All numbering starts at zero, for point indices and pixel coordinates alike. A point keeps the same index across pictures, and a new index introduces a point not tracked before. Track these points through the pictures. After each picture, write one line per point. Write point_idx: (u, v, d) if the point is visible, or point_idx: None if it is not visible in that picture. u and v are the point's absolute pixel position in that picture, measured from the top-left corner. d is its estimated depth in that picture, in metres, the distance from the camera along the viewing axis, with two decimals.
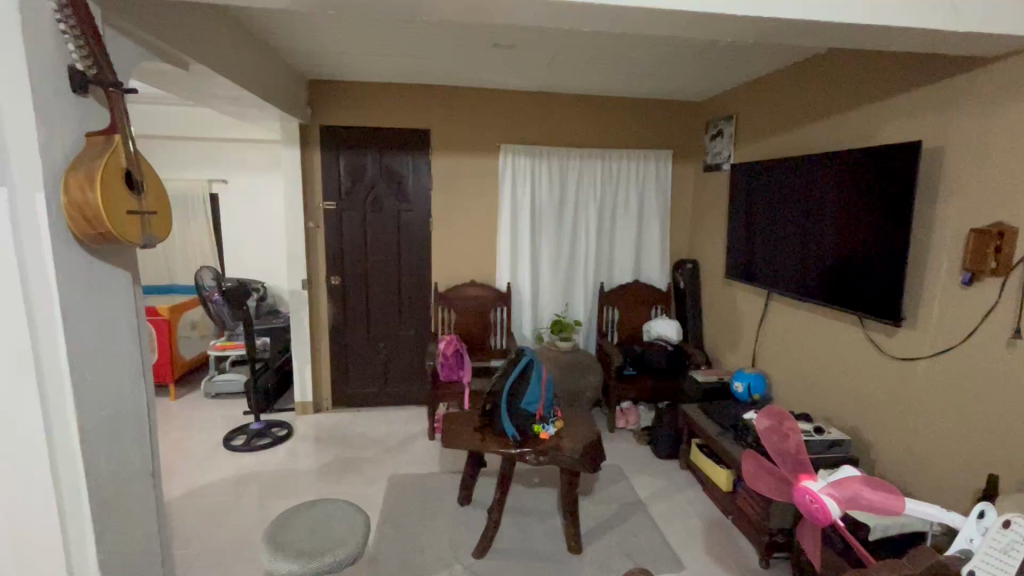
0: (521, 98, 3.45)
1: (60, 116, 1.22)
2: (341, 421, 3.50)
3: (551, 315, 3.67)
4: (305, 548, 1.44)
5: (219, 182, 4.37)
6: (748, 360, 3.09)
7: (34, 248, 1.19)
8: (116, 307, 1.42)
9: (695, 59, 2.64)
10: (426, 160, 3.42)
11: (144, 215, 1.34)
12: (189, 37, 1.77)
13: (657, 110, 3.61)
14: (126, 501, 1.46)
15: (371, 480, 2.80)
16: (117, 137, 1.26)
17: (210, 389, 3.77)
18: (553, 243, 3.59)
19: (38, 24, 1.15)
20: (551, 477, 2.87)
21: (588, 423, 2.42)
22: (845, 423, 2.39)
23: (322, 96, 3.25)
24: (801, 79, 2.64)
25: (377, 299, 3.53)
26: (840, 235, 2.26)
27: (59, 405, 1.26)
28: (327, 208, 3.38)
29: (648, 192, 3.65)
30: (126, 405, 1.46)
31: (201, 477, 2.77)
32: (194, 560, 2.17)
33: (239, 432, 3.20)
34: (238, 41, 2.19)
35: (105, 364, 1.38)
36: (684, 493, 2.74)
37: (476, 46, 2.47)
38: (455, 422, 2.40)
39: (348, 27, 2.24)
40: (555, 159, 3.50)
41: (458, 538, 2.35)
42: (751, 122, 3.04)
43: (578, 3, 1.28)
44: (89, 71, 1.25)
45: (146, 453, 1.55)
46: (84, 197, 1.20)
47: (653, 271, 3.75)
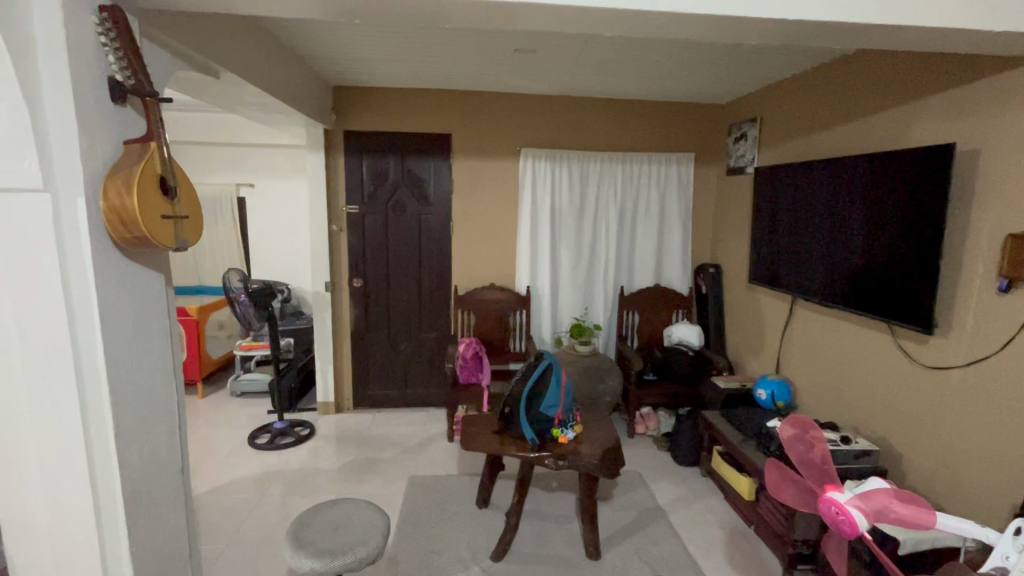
0: (542, 103, 3.46)
1: (100, 124, 1.27)
2: (362, 421, 3.54)
3: (570, 319, 3.67)
4: (327, 547, 1.47)
5: (246, 186, 4.48)
6: (772, 366, 3.03)
7: (77, 252, 1.24)
8: (149, 308, 1.47)
9: (719, 62, 2.60)
10: (447, 165, 3.45)
11: (177, 219, 1.39)
12: (219, 46, 1.82)
13: (679, 113, 3.58)
14: (156, 496, 1.50)
15: (391, 480, 2.83)
16: (152, 145, 1.31)
17: (236, 388, 3.86)
18: (573, 247, 3.59)
19: (81, 38, 1.21)
20: (569, 481, 2.86)
21: (607, 429, 2.41)
22: (873, 433, 2.32)
23: (346, 102, 3.31)
24: (827, 80, 2.59)
25: (398, 301, 3.57)
26: (869, 239, 2.21)
27: (97, 403, 1.31)
28: (349, 212, 3.43)
29: (669, 195, 3.62)
30: (158, 403, 1.52)
31: (227, 474, 2.84)
32: (220, 555, 2.23)
33: (263, 431, 3.27)
34: (266, 50, 2.25)
35: (140, 363, 1.43)
36: (704, 501, 2.70)
37: (498, 52, 2.49)
38: (473, 425, 2.41)
39: (370, 34, 2.28)
40: (574, 163, 3.50)
41: (476, 541, 2.36)
42: (776, 124, 2.99)
43: (601, 8, 1.29)
44: (127, 81, 1.30)
45: (176, 450, 1.60)
46: (122, 203, 1.26)
47: (674, 275, 3.71)
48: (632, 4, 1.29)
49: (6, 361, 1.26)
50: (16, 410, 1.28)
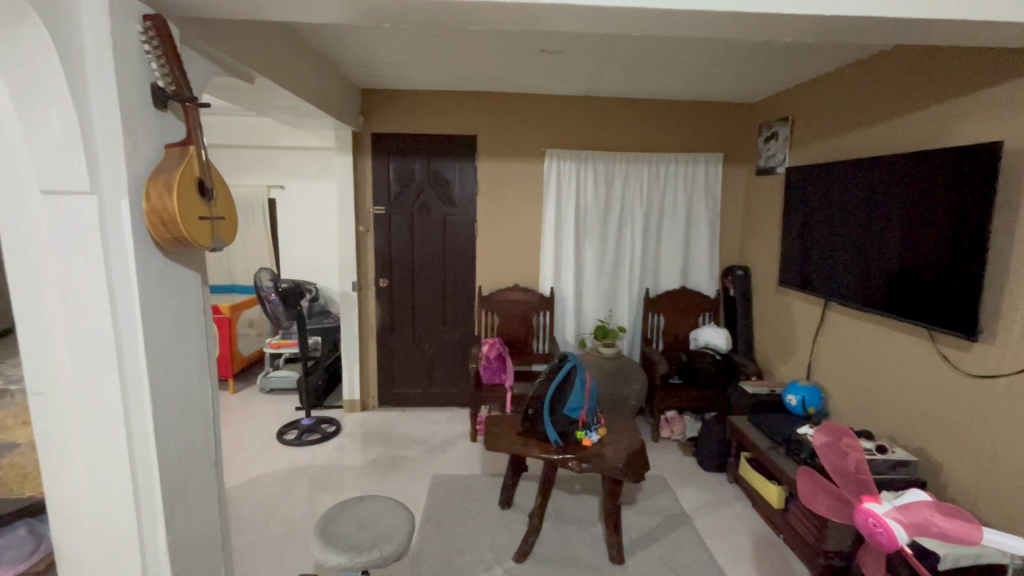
0: (568, 103, 3.45)
1: (143, 128, 1.32)
2: (387, 420, 3.59)
3: (594, 320, 3.64)
4: (354, 543, 1.49)
5: (277, 187, 4.59)
6: (802, 371, 2.95)
7: (120, 252, 1.29)
8: (187, 306, 1.52)
9: (750, 60, 2.55)
10: (473, 166, 3.47)
11: (214, 220, 1.43)
12: (254, 52, 1.88)
13: (707, 113, 3.52)
14: (191, 489, 1.55)
15: (415, 479, 2.86)
16: (192, 148, 1.36)
17: (265, 384, 3.95)
18: (598, 248, 3.56)
19: (126, 46, 1.26)
20: (592, 484, 2.84)
21: (631, 432, 2.38)
22: (910, 442, 2.24)
23: (374, 105, 3.37)
24: (864, 78, 2.51)
25: (422, 301, 3.61)
26: (908, 240, 2.13)
27: (138, 397, 1.36)
28: (376, 213, 3.48)
29: (697, 196, 3.56)
30: (195, 398, 1.57)
31: (257, 469, 2.91)
32: (250, 547, 2.28)
33: (291, 427, 3.34)
34: (298, 54, 2.30)
35: (177, 361, 1.48)
36: (731, 508, 2.64)
37: (524, 53, 2.48)
38: (496, 426, 2.42)
39: (399, 38, 2.30)
40: (600, 163, 3.47)
41: (499, 542, 2.36)
42: (808, 123, 2.91)
43: (630, 8, 1.28)
44: (168, 86, 1.35)
45: (210, 444, 1.65)
46: (162, 205, 1.30)
47: (701, 277, 3.65)
48: (662, 4, 1.27)
49: (55, 356, 1.32)
50: (64, 403, 1.35)
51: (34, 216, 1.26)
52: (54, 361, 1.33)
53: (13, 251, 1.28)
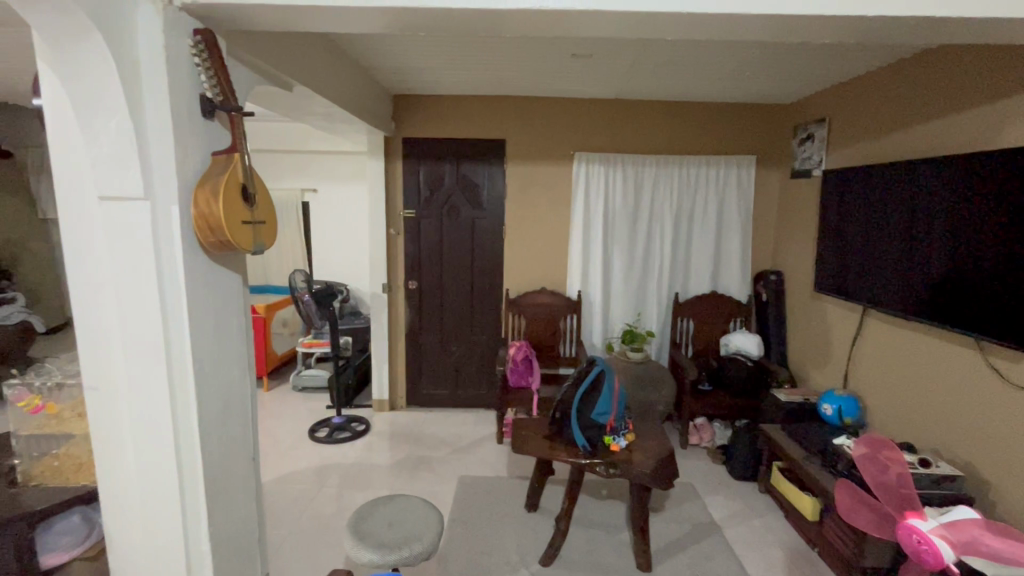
0: (597, 107, 3.44)
1: (193, 137, 1.38)
2: (415, 420, 3.64)
3: (622, 324, 3.61)
4: (385, 540, 1.51)
5: (310, 191, 4.71)
6: (839, 380, 2.86)
7: (168, 255, 1.36)
8: (229, 306, 1.58)
9: (786, 61, 2.50)
10: (501, 169, 3.49)
11: (256, 224, 1.49)
12: (294, 62, 1.94)
13: (739, 114, 3.46)
14: (231, 483, 1.61)
15: (442, 479, 2.89)
16: (236, 155, 1.42)
17: (298, 382, 4.06)
18: (626, 251, 3.54)
19: (178, 60, 1.32)
20: (620, 490, 2.82)
21: (660, 439, 2.36)
22: (956, 457, 2.14)
23: (405, 110, 3.43)
24: (906, 78, 2.42)
25: (450, 303, 3.65)
26: (955, 246, 2.05)
27: (183, 393, 1.42)
28: (406, 216, 3.54)
29: (728, 200, 3.50)
30: (236, 394, 1.63)
31: (290, 465, 3.00)
32: (283, 542, 2.35)
33: (323, 425, 3.42)
34: (334, 62, 2.36)
35: (220, 359, 1.54)
36: (763, 519, 2.58)
37: (554, 57, 2.49)
38: (524, 429, 2.43)
39: (431, 45, 2.34)
40: (629, 167, 3.45)
41: (525, 545, 2.36)
42: (847, 124, 2.83)
43: (661, 12, 1.28)
44: (216, 97, 1.42)
45: (250, 439, 1.71)
46: (210, 210, 1.36)
47: (732, 281, 3.58)
48: (694, 9, 1.27)
49: (109, 353, 1.40)
50: (115, 397, 1.42)
51: (91, 221, 1.34)
52: (107, 358, 1.40)
53: (71, 252, 1.36)
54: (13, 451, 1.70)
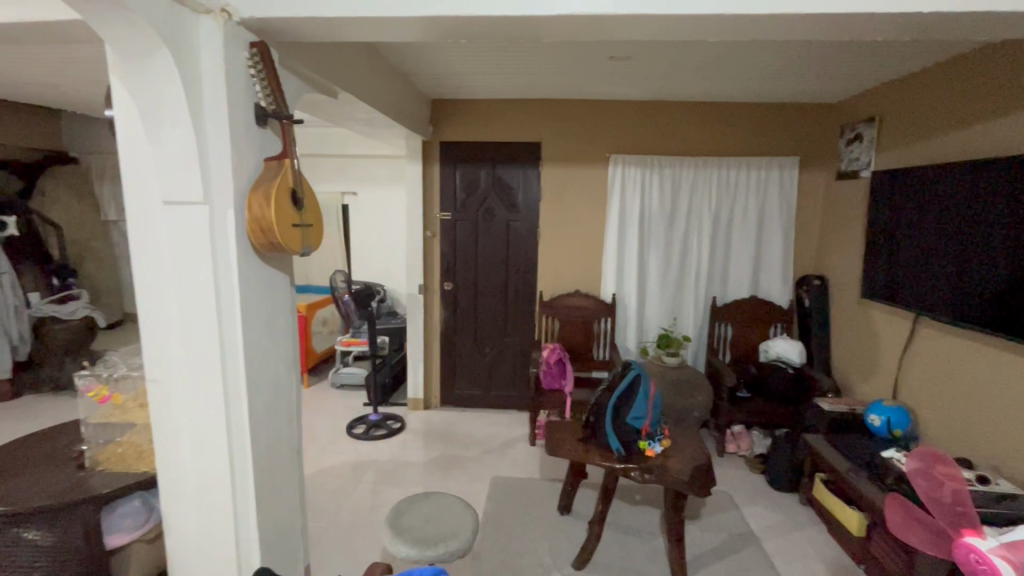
0: (634, 108, 3.41)
1: (248, 144, 1.46)
2: (449, 419, 3.69)
3: (657, 329, 3.57)
4: (422, 536, 1.54)
5: (350, 194, 4.85)
6: (888, 390, 2.74)
7: (224, 256, 1.43)
8: (278, 305, 1.66)
9: (834, 59, 2.42)
10: (536, 172, 3.51)
11: (303, 227, 1.55)
12: (340, 70, 2.01)
13: (782, 114, 3.36)
14: (277, 474, 1.68)
15: (475, 478, 2.93)
16: (287, 161, 1.49)
17: (336, 380, 4.18)
18: (662, 255, 3.49)
19: (236, 72, 1.40)
20: (654, 496, 2.78)
21: (696, 445, 2.32)
22: (1017, 475, 2.02)
23: (443, 115, 3.49)
24: (963, 74, 2.31)
25: (485, 304, 3.69)
26: (1015, 251, 1.94)
27: (235, 387, 1.50)
28: (443, 218, 3.60)
29: (769, 203, 3.41)
30: (282, 390, 1.70)
31: (329, 459, 3.09)
32: (322, 534, 2.43)
33: (360, 422, 3.51)
34: (377, 69, 2.43)
35: (269, 355, 1.61)
36: (803, 532, 2.50)
37: (592, 60, 2.48)
38: (558, 431, 2.43)
39: (471, 52, 2.38)
40: (666, 168, 3.41)
41: (558, 548, 2.36)
42: (898, 123, 2.71)
43: (702, 13, 1.28)
44: (269, 105, 1.49)
45: (294, 433, 1.78)
46: (262, 213, 1.43)
47: (772, 285, 3.49)
48: (736, 9, 1.27)
49: (168, 347, 1.48)
50: (173, 389, 1.50)
51: (155, 223, 1.43)
52: (166, 353, 1.49)
53: (136, 253, 1.45)
54: (80, 437, 1.83)
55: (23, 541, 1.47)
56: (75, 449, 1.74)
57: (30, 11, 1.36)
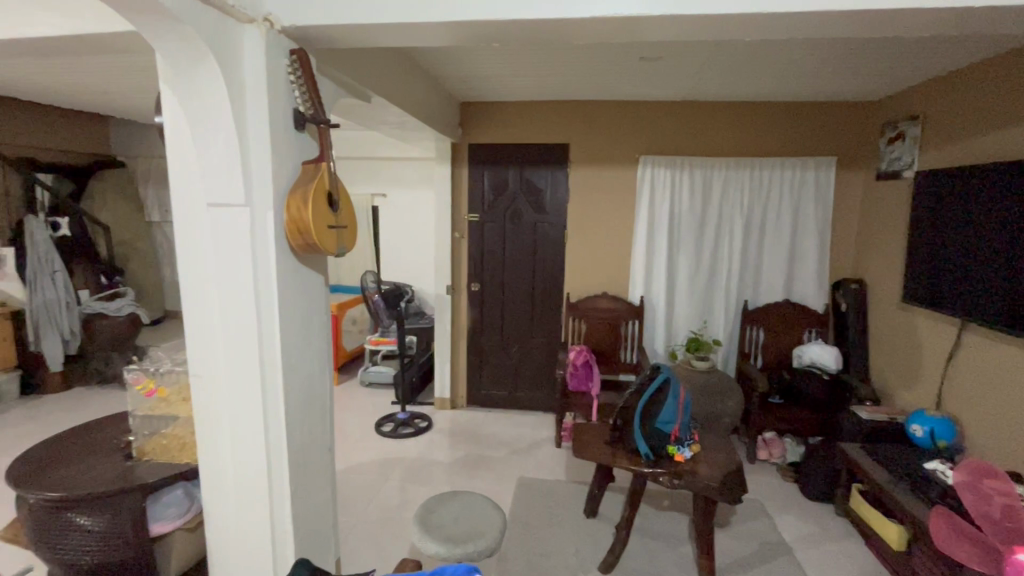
0: (664, 109, 3.37)
1: (287, 148, 1.51)
2: (475, 419, 3.72)
3: (686, 332, 3.52)
4: (451, 534, 1.56)
5: (380, 196, 4.94)
6: (931, 399, 2.63)
7: (264, 256, 1.48)
8: (313, 304, 1.70)
9: (874, 57, 2.34)
10: (564, 174, 3.51)
11: (339, 228, 1.60)
12: (374, 75, 2.06)
13: (819, 114, 3.27)
14: (311, 469, 1.73)
15: (501, 479, 2.94)
16: (324, 164, 1.53)
17: (365, 378, 4.26)
18: (691, 257, 3.44)
19: (277, 78, 1.45)
20: (682, 502, 2.74)
21: (726, 452, 2.28)
22: None
23: (472, 117, 3.52)
24: (1013, 69, 2.20)
25: (512, 306, 3.70)
26: None
27: (272, 384, 1.55)
28: (471, 220, 3.64)
29: (804, 204, 3.32)
30: (317, 387, 1.75)
31: (358, 456, 3.16)
32: (352, 529, 2.48)
33: (388, 420, 3.57)
34: (409, 74, 2.48)
35: (304, 353, 1.66)
36: (839, 544, 2.42)
37: (622, 62, 2.47)
38: (584, 434, 2.42)
39: (501, 56, 2.41)
40: (696, 169, 3.35)
41: (584, 551, 2.35)
42: (943, 121, 2.60)
43: (734, 14, 1.27)
44: (308, 111, 1.54)
45: (327, 429, 1.83)
46: (300, 215, 1.47)
47: (807, 289, 3.39)
48: (769, 8, 1.25)
49: (210, 344, 1.54)
50: (214, 384, 1.56)
51: (199, 224, 1.49)
52: (209, 349, 1.55)
53: (182, 253, 1.51)
54: (126, 429, 1.92)
55: (74, 525, 1.55)
56: (123, 440, 1.83)
57: (88, 25, 1.44)
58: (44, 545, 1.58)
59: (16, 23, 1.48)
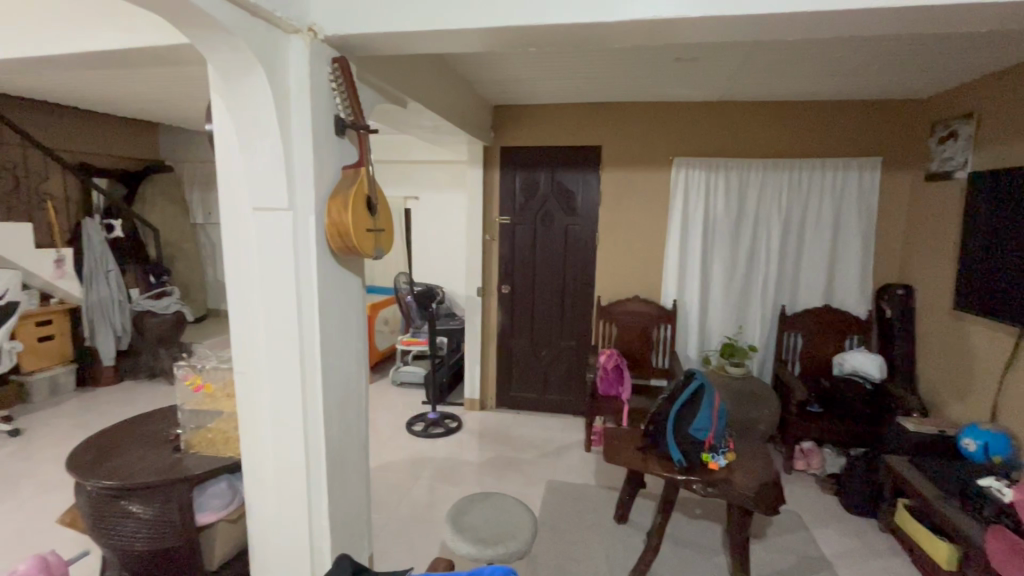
0: (699, 110, 3.31)
1: (328, 153, 1.55)
2: (504, 421, 3.73)
3: (721, 337, 3.44)
4: (482, 535, 1.57)
5: (412, 199, 5.02)
6: (986, 412, 2.49)
7: (306, 259, 1.53)
8: (351, 306, 1.74)
9: (924, 53, 2.24)
10: (596, 176, 3.49)
11: (376, 232, 1.64)
12: (410, 80, 2.10)
13: (862, 113, 3.15)
14: (346, 466, 1.77)
15: (530, 481, 2.94)
16: (364, 169, 1.57)
17: (397, 377, 4.33)
18: (726, 261, 3.37)
19: (319, 85, 1.50)
20: (715, 511, 2.68)
21: (763, 461, 2.22)
22: None
23: (504, 121, 3.54)
24: None
25: (542, 308, 3.70)
26: None
27: (312, 382, 1.60)
28: (502, 222, 3.66)
29: (847, 206, 3.21)
30: (353, 385, 1.79)
31: (390, 454, 3.21)
32: (384, 526, 2.53)
33: (419, 419, 3.62)
34: (444, 79, 2.52)
35: (342, 353, 1.70)
36: (883, 561, 2.33)
37: (658, 64, 2.45)
38: (615, 438, 2.40)
39: (534, 60, 2.42)
40: (732, 171, 3.28)
41: (614, 557, 2.33)
42: (999, 119, 2.47)
43: (773, 12, 1.24)
44: (348, 117, 1.58)
45: (363, 428, 1.87)
46: (341, 218, 1.51)
47: (849, 294, 3.27)
48: (810, 6, 1.21)
49: (253, 343, 1.60)
50: (257, 382, 1.62)
51: (245, 228, 1.55)
52: (252, 348, 1.61)
53: (228, 255, 1.58)
54: (174, 422, 2.01)
55: (128, 513, 1.63)
56: (172, 433, 1.92)
57: (146, 38, 1.51)
58: (100, 531, 1.67)
59: (80, 38, 1.58)
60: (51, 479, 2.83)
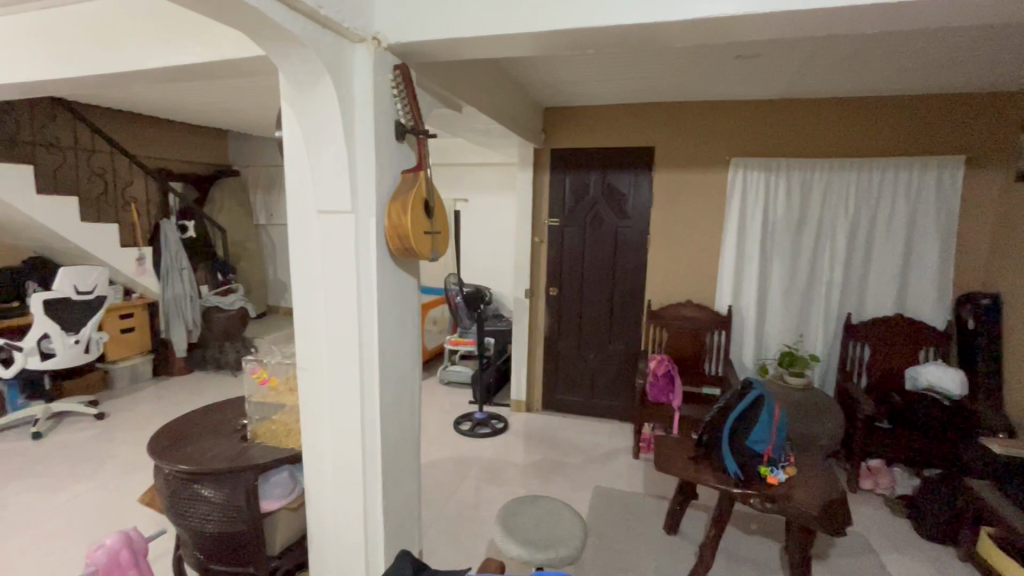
0: (758, 108, 3.18)
1: (389, 157, 1.60)
2: (551, 424, 3.72)
3: (779, 346, 3.30)
4: (532, 538, 1.57)
5: (462, 201, 5.09)
6: None
7: (366, 260, 1.58)
8: (406, 306, 1.79)
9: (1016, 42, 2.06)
10: (648, 177, 3.42)
11: (433, 234, 1.68)
12: (466, 85, 2.13)
13: (942, 108, 2.92)
14: (400, 463, 1.82)
15: (577, 485, 2.92)
16: (422, 172, 1.61)
17: (444, 376, 4.41)
18: (786, 265, 3.22)
19: (381, 91, 1.54)
20: (772, 527, 2.57)
21: (827, 478, 2.10)
22: None
23: (555, 123, 3.54)
24: None
25: (590, 311, 3.66)
26: None
27: (370, 381, 1.65)
28: (551, 224, 3.65)
29: (923, 209, 2.99)
30: (408, 384, 1.84)
31: (438, 451, 3.28)
32: (432, 522, 2.58)
33: (466, 419, 3.67)
34: (497, 83, 2.54)
35: (398, 353, 1.75)
36: None
37: (715, 62, 2.37)
38: (665, 447, 2.34)
39: (586, 62, 2.40)
40: (794, 171, 3.14)
41: (664, 568, 2.28)
42: None
43: (843, 7, 1.18)
44: (408, 122, 1.62)
45: (415, 426, 1.92)
46: (400, 220, 1.56)
47: (924, 303, 3.05)
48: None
49: (315, 341, 1.67)
50: (319, 378, 1.69)
51: (311, 230, 1.62)
52: (315, 345, 1.68)
53: (294, 256, 1.66)
54: (241, 413, 2.13)
55: (200, 497, 1.73)
56: (239, 423, 2.03)
57: (224, 52, 1.62)
58: (176, 511, 1.78)
59: (166, 54, 1.70)
60: (130, 460, 3.06)
